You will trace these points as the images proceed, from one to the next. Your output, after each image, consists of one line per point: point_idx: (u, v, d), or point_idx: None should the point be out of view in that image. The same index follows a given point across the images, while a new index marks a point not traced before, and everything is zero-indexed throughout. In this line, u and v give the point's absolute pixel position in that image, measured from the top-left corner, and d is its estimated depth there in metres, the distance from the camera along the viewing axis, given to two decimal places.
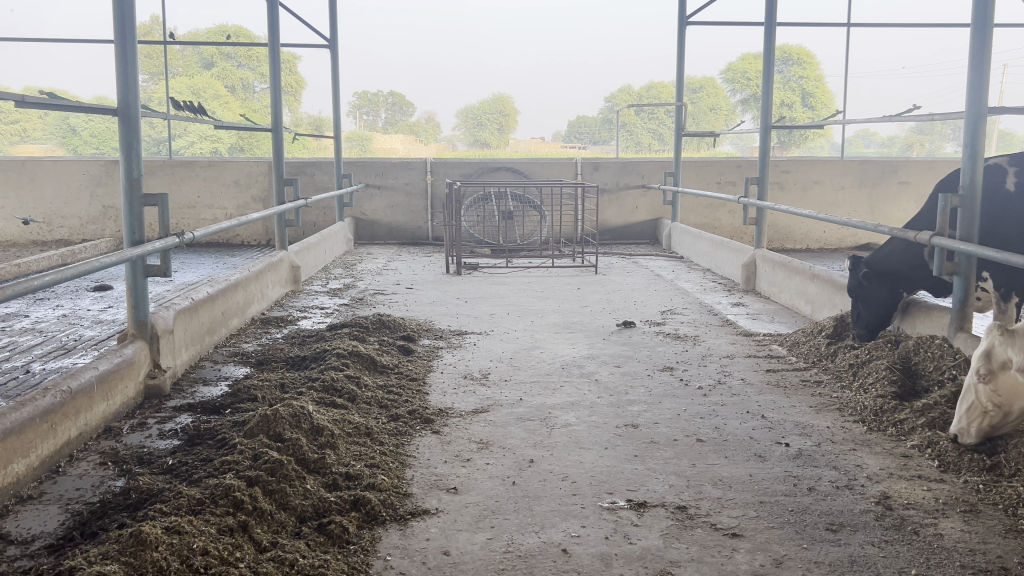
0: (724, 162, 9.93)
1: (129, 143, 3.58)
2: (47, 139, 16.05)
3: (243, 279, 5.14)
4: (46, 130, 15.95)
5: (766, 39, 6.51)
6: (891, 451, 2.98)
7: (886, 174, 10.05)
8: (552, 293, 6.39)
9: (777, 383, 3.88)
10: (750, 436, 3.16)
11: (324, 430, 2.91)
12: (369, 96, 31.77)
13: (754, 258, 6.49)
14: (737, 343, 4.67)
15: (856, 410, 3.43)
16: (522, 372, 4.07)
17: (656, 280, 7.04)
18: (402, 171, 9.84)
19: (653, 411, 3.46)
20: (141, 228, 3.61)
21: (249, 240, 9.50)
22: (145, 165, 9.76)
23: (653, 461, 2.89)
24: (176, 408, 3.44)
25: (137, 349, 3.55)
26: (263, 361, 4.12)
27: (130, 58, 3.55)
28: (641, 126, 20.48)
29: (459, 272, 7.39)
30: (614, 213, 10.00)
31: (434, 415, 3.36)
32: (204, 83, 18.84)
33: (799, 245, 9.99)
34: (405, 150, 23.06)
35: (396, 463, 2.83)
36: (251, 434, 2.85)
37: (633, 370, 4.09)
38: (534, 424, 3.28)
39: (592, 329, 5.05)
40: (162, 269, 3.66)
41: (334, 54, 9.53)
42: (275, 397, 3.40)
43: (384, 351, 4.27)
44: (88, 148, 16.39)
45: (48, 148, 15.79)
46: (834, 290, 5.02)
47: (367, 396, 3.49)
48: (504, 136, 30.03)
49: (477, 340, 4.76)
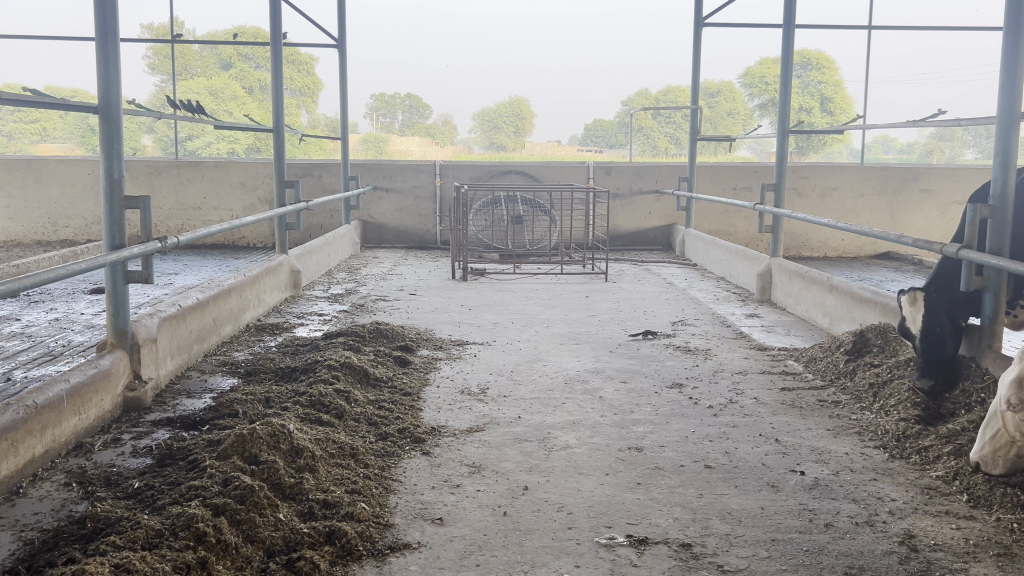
0: (740, 167, 9.69)
1: (110, 143, 3.40)
2: (65, 139, 16.04)
3: (237, 284, 4.95)
4: (65, 130, 15.99)
5: (784, 40, 6.26)
6: (915, 482, 2.75)
7: (907, 180, 9.77)
8: (559, 301, 6.19)
9: (793, 403, 3.66)
10: (762, 463, 2.94)
11: (304, 451, 2.72)
12: (386, 99, 31.72)
13: (770, 266, 6.25)
14: (750, 358, 4.44)
15: (877, 434, 3.21)
16: (523, 386, 3.87)
17: (668, 288, 6.82)
18: (411, 174, 9.66)
19: (659, 432, 3.24)
20: (122, 232, 3.43)
21: (254, 242, 9.35)
22: (151, 165, 9.64)
23: (656, 490, 2.67)
24: (154, 422, 3.26)
25: (115, 359, 3.36)
26: (252, 372, 3.93)
27: (111, 56, 3.38)
28: (657, 130, 20.27)
29: (465, 278, 7.19)
30: (626, 218, 9.78)
31: (425, 435, 3.16)
32: (222, 84, 18.86)
33: (817, 253, 9.73)
34: (420, 152, 22.98)
35: (380, 489, 2.64)
36: (225, 456, 2.66)
37: (639, 387, 3.87)
38: (531, 445, 3.08)
39: (599, 341, 4.84)
40: (144, 275, 3.48)
41: (342, 54, 9.36)
42: (257, 413, 3.21)
43: (379, 363, 4.08)
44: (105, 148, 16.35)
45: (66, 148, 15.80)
46: (853, 303, 4.78)
47: (355, 413, 3.29)
48: (521, 139, 29.91)
49: (478, 351, 4.56)
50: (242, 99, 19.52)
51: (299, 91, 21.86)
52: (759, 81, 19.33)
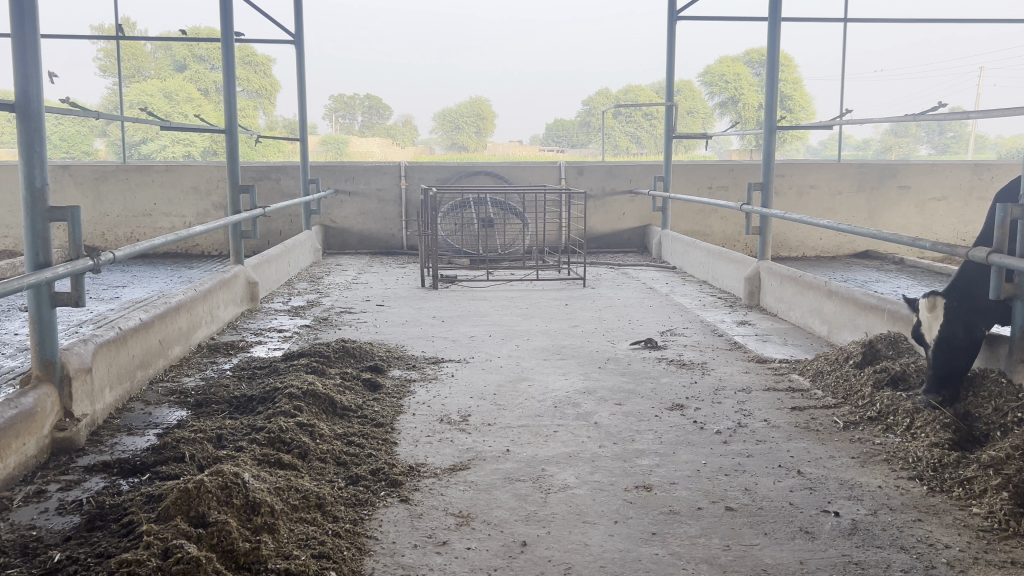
0: (716, 166, 9.39)
1: (30, 148, 2.94)
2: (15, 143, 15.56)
3: (186, 301, 4.50)
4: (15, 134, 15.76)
5: (768, 31, 5.92)
6: (966, 523, 2.41)
7: (885, 177, 9.57)
8: (537, 310, 5.81)
9: (807, 425, 3.32)
10: (789, 502, 2.59)
11: (262, 506, 2.31)
12: (345, 99, 31.11)
13: (758, 270, 5.92)
14: (751, 373, 4.09)
15: (908, 462, 2.88)
16: (509, 412, 3.47)
17: (650, 294, 6.47)
18: (374, 176, 9.23)
19: (667, 466, 2.87)
20: (46, 249, 2.97)
21: (209, 250, 8.85)
22: (96, 169, 9.06)
23: (676, 543, 2.30)
24: (87, 468, 2.81)
25: (40, 396, 2.89)
26: (202, 402, 3.50)
27: (29, 50, 2.91)
28: (619, 129, 20.02)
29: (436, 287, 6.76)
30: (600, 220, 9.44)
31: (403, 477, 2.76)
32: (177, 86, 18.34)
33: (796, 252, 9.50)
34: (381, 153, 22.49)
35: (352, 550, 2.24)
36: (166, 516, 2.22)
37: (638, 410, 3.49)
38: (526, 487, 2.68)
39: (585, 355, 4.47)
40: (73, 297, 3.03)
41: (300, 51, 8.87)
42: (207, 456, 2.77)
43: (347, 389, 3.66)
44: (58, 151, 16.07)
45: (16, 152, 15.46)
46: (856, 309, 4.46)
47: (322, 451, 2.88)
48: (482, 138, 29.59)
49: (455, 370, 4.16)
50: (197, 100, 19.03)
51: (256, 92, 21.36)
52: (719, 79, 19.23)
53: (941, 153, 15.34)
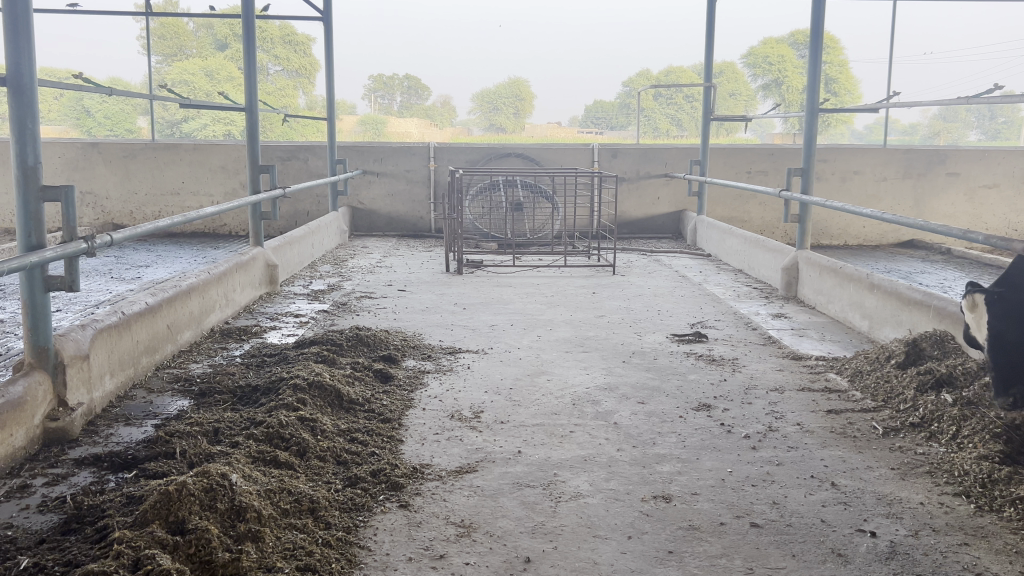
0: (756, 150, 9.07)
1: (22, 123, 2.80)
2: (61, 121, 15.90)
3: (200, 284, 4.37)
4: (59, 112, 15.97)
5: (813, 7, 5.58)
6: (1018, 549, 2.17)
7: (934, 163, 9.16)
8: (563, 298, 5.61)
9: (843, 430, 3.09)
10: (821, 518, 2.37)
11: (247, 511, 2.15)
12: (384, 80, 30.87)
13: (796, 260, 5.65)
14: (785, 371, 3.85)
15: (953, 475, 2.64)
16: (524, 409, 3.29)
17: (682, 283, 6.22)
18: (403, 157, 9.06)
19: (689, 474, 2.67)
20: (40, 230, 2.84)
21: (236, 230, 8.77)
22: (125, 147, 9.02)
23: (693, 564, 2.10)
24: (77, 461, 2.68)
25: (32, 383, 2.77)
26: (206, 391, 3.36)
27: (19, 21, 2.77)
28: (659, 111, 19.59)
29: (460, 272, 6.57)
30: (634, 204, 9.19)
31: (404, 479, 2.59)
32: (217, 64, 18.33)
33: (837, 240, 9.16)
34: (419, 134, 22.34)
35: (340, 562, 2.07)
36: (143, 522, 2.07)
37: (661, 410, 3.28)
38: (535, 494, 2.50)
39: (609, 348, 4.26)
40: (67, 281, 2.91)
41: (328, 28, 8.70)
42: (199, 452, 2.62)
43: (356, 379, 3.50)
44: (101, 130, 16.22)
45: (61, 129, 15.80)
46: (899, 305, 4.20)
47: (321, 448, 2.73)
48: (521, 120, 29.29)
49: (472, 362, 3.98)
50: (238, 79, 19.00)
51: (296, 71, 21.28)
52: (763, 61, 18.70)
53: (989, 139, 14.80)
